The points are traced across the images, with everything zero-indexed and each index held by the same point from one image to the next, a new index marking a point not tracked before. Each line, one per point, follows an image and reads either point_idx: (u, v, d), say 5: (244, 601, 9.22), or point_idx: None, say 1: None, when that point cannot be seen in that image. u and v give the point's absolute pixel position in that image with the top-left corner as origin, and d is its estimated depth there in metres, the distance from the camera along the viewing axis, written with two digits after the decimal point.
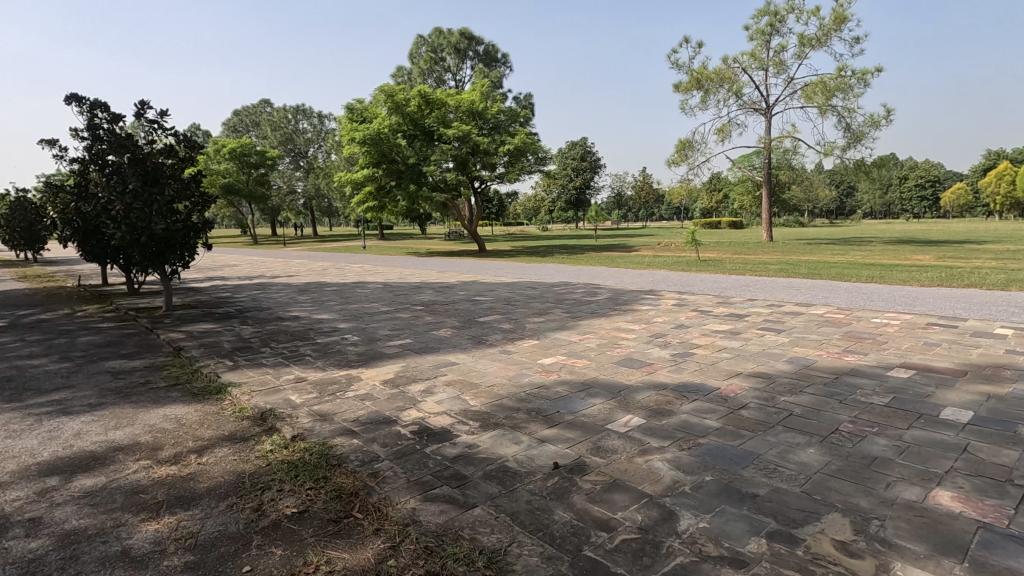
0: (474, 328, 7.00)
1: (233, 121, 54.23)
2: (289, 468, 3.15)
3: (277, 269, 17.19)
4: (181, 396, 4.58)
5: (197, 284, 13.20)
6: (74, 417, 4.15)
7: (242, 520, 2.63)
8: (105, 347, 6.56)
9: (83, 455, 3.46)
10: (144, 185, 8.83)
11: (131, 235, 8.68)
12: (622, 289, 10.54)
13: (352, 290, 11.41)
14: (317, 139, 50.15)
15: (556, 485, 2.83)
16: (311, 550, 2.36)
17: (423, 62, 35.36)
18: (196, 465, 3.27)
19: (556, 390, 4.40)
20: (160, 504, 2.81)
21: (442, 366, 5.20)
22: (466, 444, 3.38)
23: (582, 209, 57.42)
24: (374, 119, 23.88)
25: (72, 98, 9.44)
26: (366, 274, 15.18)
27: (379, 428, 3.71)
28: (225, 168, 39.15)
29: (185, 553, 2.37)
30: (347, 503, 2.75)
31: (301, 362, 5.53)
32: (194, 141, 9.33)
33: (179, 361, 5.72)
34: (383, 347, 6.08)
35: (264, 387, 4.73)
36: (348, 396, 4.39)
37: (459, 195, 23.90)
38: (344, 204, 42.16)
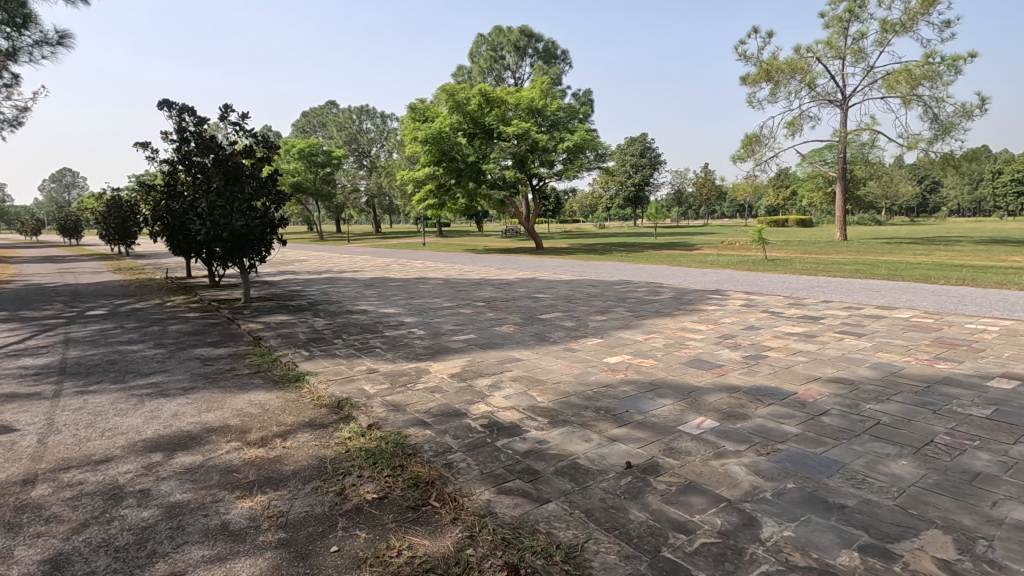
0: (537, 325, 7.04)
1: (302, 122, 56.86)
2: (367, 455, 3.28)
3: (342, 265, 17.89)
4: (264, 383, 4.86)
5: (271, 278, 13.94)
6: (170, 399, 4.49)
7: (327, 502, 2.77)
8: (193, 335, 7.05)
9: (180, 434, 3.74)
10: (226, 184, 9.40)
11: (214, 231, 9.23)
12: (686, 289, 10.27)
13: (414, 286, 11.71)
14: (379, 139, 51.76)
15: (629, 485, 2.81)
16: (393, 535, 2.45)
17: (483, 61, 35.69)
18: (281, 448, 3.46)
19: (624, 390, 4.35)
20: (251, 483, 3.00)
21: (507, 362, 5.25)
22: (536, 440, 3.41)
23: (640, 207, 56.36)
24: (436, 118, 24.38)
25: (163, 103, 10.22)
26: (428, 270, 15.51)
27: (450, 420, 3.81)
28: (295, 168, 41.14)
29: (278, 531, 2.52)
30: (423, 492, 2.84)
31: (372, 354, 5.74)
32: (271, 141, 9.82)
33: (260, 350, 6.07)
34: (449, 342, 6.22)
35: (339, 377, 4.94)
36: (418, 389, 4.51)
37: (517, 192, 24.02)
38: (404, 201, 43.25)
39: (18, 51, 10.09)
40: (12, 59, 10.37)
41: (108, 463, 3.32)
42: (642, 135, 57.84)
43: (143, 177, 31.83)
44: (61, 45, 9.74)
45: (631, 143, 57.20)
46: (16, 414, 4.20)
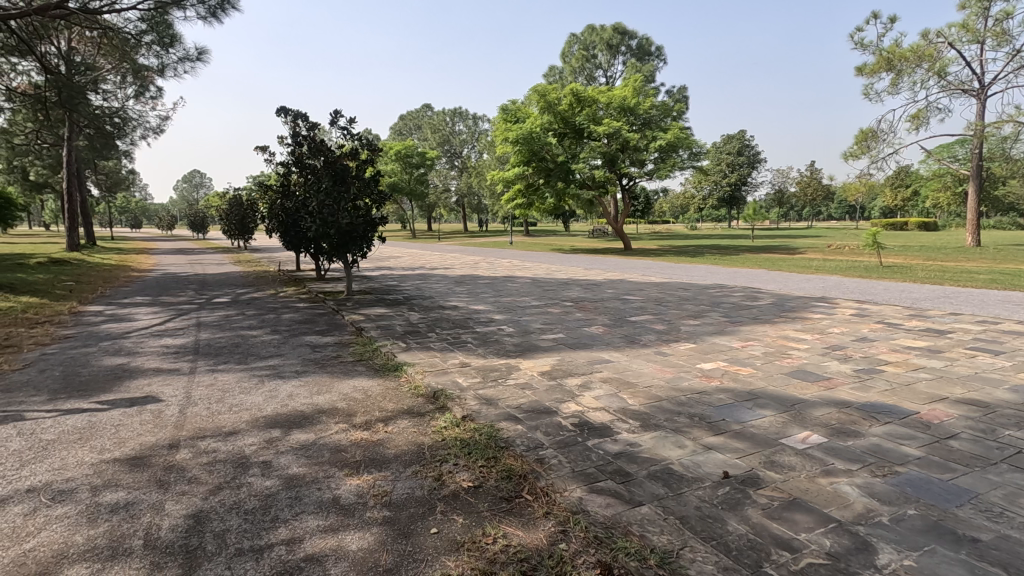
0: (627, 327, 6.93)
1: (400, 125, 59.74)
2: (462, 445, 3.42)
3: (434, 262, 18.54)
4: (366, 371, 5.20)
5: (369, 273, 14.79)
6: (286, 381, 4.93)
7: (426, 487, 2.93)
8: (303, 324, 7.67)
9: (296, 413, 4.10)
10: (335, 185, 10.12)
11: (322, 228, 9.94)
12: (787, 295, 9.67)
13: (502, 284, 11.93)
14: (471, 140, 53.37)
15: (727, 495, 2.72)
16: (488, 523, 2.55)
17: (575, 61, 35.61)
18: (383, 433, 3.69)
19: (720, 398, 4.18)
20: (358, 463, 3.24)
21: (596, 363, 5.23)
22: (628, 442, 3.38)
23: (736, 207, 53.57)
24: (527, 118, 24.66)
25: (281, 110, 11.17)
26: (516, 269, 15.71)
27: (541, 417, 3.87)
28: (391, 169, 43.22)
29: (383, 509, 2.70)
30: (517, 484, 2.91)
31: (463, 348, 5.95)
32: (374, 143, 10.42)
33: (362, 340, 6.49)
34: (538, 340, 6.30)
35: (434, 369, 5.18)
36: (509, 384, 4.64)
37: (607, 192, 23.70)
38: (493, 201, 44.14)
39: (165, 67, 11.45)
40: (160, 74, 11.78)
41: (235, 435, 3.71)
42: (741, 133, 55.02)
43: (260, 177, 34.95)
44: (199, 60, 10.87)
45: (728, 141, 54.61)
46: (161, 386, 4.81)
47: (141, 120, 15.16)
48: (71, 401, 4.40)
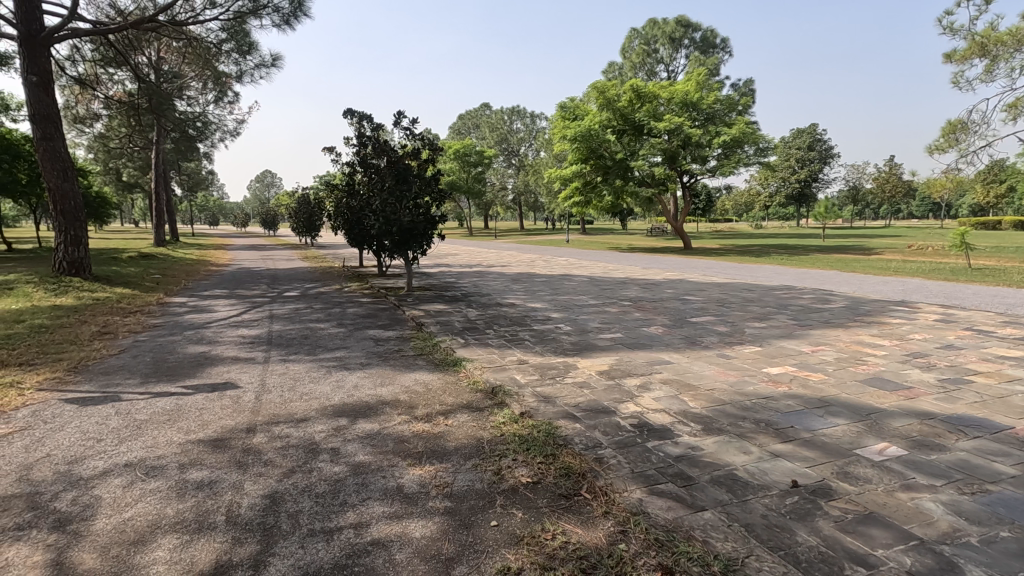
0: (688, 328, 6.76)
1: (459, 124, 60.71)
2: (521, 440, 3.46)
3: (491, 260, 18.71)
4: (426, 365, 5.34)
5: (428, 269, 15.13)
6: (351, 372, 5.14)
7: (485, 480, 2.98)
8: (367, 318, 7.95)
9: (361, 403, 4.27)
10: (397, 184, 10.43)
11: (385, 226, 10.25)
12: (863, 298, 9.11)
13: (559, 282, 11.93)
14: (528, 138, 53.55)
15: (796, 505, 2.61)
16: (547, 519, 2.57)
17: (636, 56, 35.00)
18: (444, 425, 3.79)
19: (788, 404, 4.02)
20: (420, 453, 3.34)
21: (656, 364, 5.14)
22: (689, 445, 3.31)
23: (806, 205, 50.93)
24: (585, 116, 24.46)
25: (347, 112, 11.64)
26: (573, 268, 15.60)
27: (599, 416, 3.85)
28: (450, 168, 43.99)
29: (444, 499, 2.78)
30: (575, 481, 2.92)
31: (521, 346, 6.00)
32: (435, 142, 10.66)
33: (422, 334, 6.67)
34: (595, 339, 6.25)
35: (492, 365, 5.25)
36: (567, 382, 4.64)
37: (666, 189, 23.11)
38: (550, 198, 44.07)
39: (243, 73, 12.11)
40: (238, 80, 12.48)
41: (306, 422, 3.91)
42: (812, 127, 52.34)
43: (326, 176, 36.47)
44: (274, 67, 11.47)
45: (798, 136, 52.18)
46: (238, 374, 5.13)
47: (220, 124, 16.16)
48: (160, 385, 4.77)
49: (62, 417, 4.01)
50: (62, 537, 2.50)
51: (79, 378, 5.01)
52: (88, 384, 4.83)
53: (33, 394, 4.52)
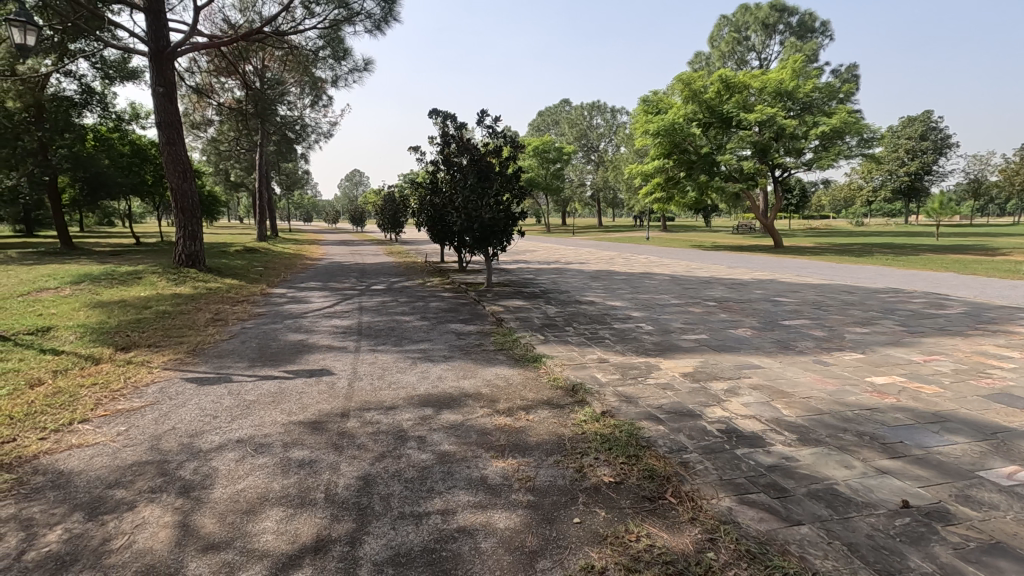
0: (780, 331, 6.40)
1: (538, 121, 60.91)
2: (602, 440, 3.43)
3: (569, 256, 18.62)
4: (507, 360, 5.42)
5: (507, 266, 15.32)
6: (435, 364, 5.33)
7: (567, 477, 2.99)
8: (449, 312, 8.19)
9: (445, 394, 4.42)
10: (479, 182, 10.64)
11: (467, 222, 10.50)
12: (986, 304, 8.18)
13: (639, 280, 11.65)
14: (609, 134, 52.83)
15: (906, 528, 2.40)
16: (631, 521, 2.53)
17: (725, 45, 33.43)
18: (525, 421, 3.83)
19: (896, 417, 3.70)
20: (503, 447, 3.40)
21: (745, 368, 4.91)
22: (783, 455, 3.14)
23: (917, 199, 46.40)
24: (669, 109, 23.71)
25: (433, 112, 12.04)
26: (653, 265, 15.19)
27: (684, 419, 3.74)
28: (529, 164, 44.23)
29: (527, 493, 2.82)
30: (660, 485, 2.86)
31: (601, 344, 5.94)
32: (516, 139, 10.76)
33: (502, 330, 6.77)
34: (678, 340, 6.07)
35: (572, 363, 5.24)
36: (650, 383, 4.54)
37: (756, 185, 21.81)
38: (630, 194, 43.15)
39: (337, 78, 12.84)
40: (333, 85, 13.24)
41: (395, 410, 4.10)
42: (926, 115, 47.61)
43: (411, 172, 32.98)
44: (366, 70, 12.06)
45: (909, 125, 47.69)
46: (332, 361, 5.47)
47: (316, 126, 17.24)
48: (265, 369, 5.19)
49: (183, 394, 4.47)
50: (187, 503, 2.79)
51: (197, 359, 5.56)
52: (205, 365, 5.34)
53: (160, 373, 5.07)
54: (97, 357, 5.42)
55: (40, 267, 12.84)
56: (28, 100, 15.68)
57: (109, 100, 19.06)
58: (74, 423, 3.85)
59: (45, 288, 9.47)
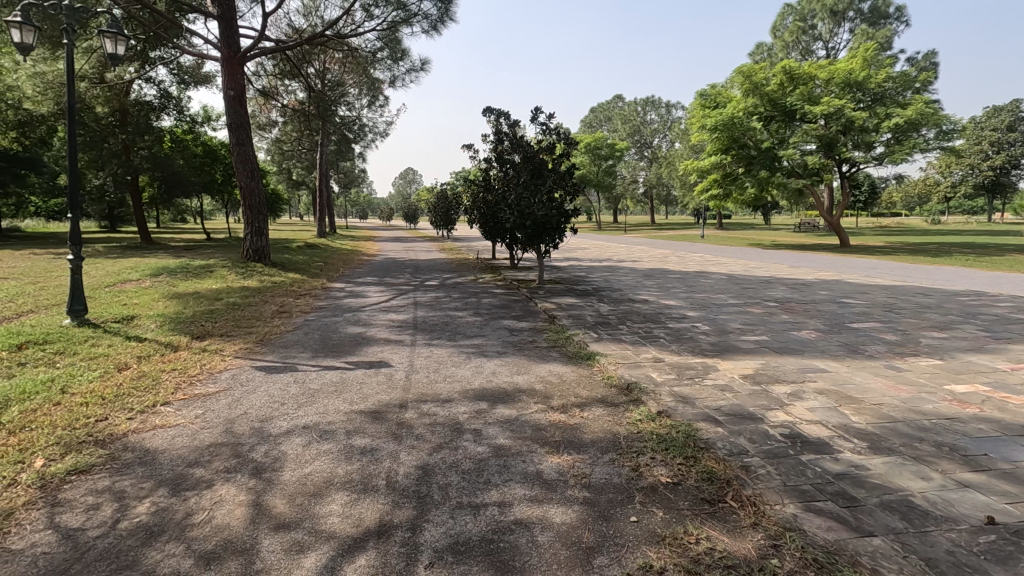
0: (847, 334, 6.10)
1: (590, 118, 60.39)
2: (659, 440, 3.39)
3: (622, 254, 18.38)
4: (560, 357, 5.43)
5: (558, 263, 15.29)
6: (489, 359, 5.40)
7: (624, 475, 2.97)
8: (501, 308, 8.27)
9: (499, 389, 4.48)
10: (532, 179, 10.68)
11: (520, 219, 10.55)
12: None
13: (695, 279, 11.35)
14: (663, 129, 51.84)
15: (992, 545, 2.25)
16: (690, 522, 2.50)
17: (788, 35, 32.05)
18: (580, 418, 3.84)
19: (979, 428, 3.46)
20: (558, 443, 3.41)
21: (809, 371, 4.71)
22: (852, 463, 3.00)
23: (1001, 195, 42.97)
24: (728, 102, 22.98)
25: (486, 111, 12.16)
26: (710, 264, 14.77)
27: (745, 422, 3.63)
28: (581, 161, 43.92)
29: (583, 490, 2.82)
30: (719, 488, 2.79)
31: (656, 343, 5.85)
32: (570, 136, 10.71)
33: (555, 327, 6.77)
34: (737, 341, 5.88)
35: (627, 361, 5.19)
36: (708, 384, 4.43)
37: (821, 180, 20.86)
38: (684, 191, 42.12)
39: (395, 78, 13.14)
40: (391, 85, 13.56)
41: (451, 403, 4.18)
42: (1014, 104, 44.00)
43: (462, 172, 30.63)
44: (422, 71, 12.30)
45: (994, 115, 44.26)
46: (390, 354, 5.64)
47: (373, 126, 17.72)
48: (327, 360, 5.42)
49: (253, 382, 4.72)
50: (260, 483, 2.96)
51: (265, 349, 5.86)
52: (272, 355, 5.62)
53: (231, 361, 5.37)
54: (175, 345, 5.80)
55: (123, 260, 13.86)
56: (115, 105, 16.87)
57: (184, 103, 20.19)
58: (157, 406, 4.14)
59: (128, 280, 10.20)
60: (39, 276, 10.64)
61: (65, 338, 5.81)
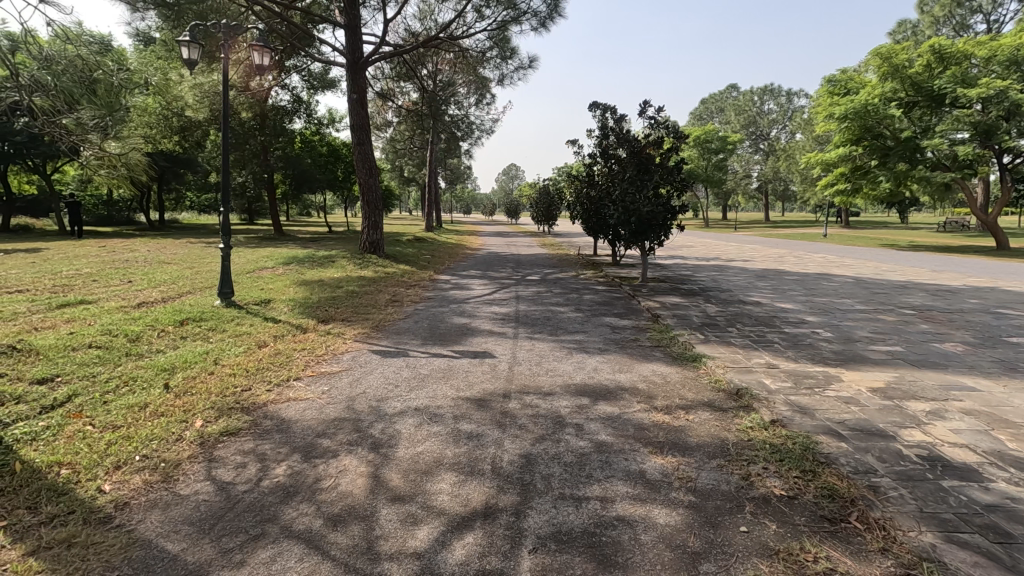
0: (1002, 349, 5.33)
1: (701, 110, 57.71)
2: (773, 450, 3.21)
3: (732, 253, 17.36)
4: (664, 357, 5.29)
5: (663, 261, 14.80)
6: (591, 356, 5.39)
7: (733, 483, 2.85)
8: (603, 305, 8.20)
9: (601, 386, 4.47)
10: (638, 174, 10.47)
11: (624, 215, 10.39)
12: None
13: (815, 282, 10.49)
14: (781, 120, 48.33)
15: None
16: (807, 539, 2.35)
17: (938, 9, 28.42)
18: (685, 420, 3.73)
19: None
20: (661, 443, 3.35)
21: (953, 389, 4.20)
22: (1006, 495, 2.65)
23: None
24: (862, 89, 20.88)
25: (592, 105, 12.07)
26: (833, 266, 13.54)
27: (873, 439, 3.33)
28: (689, 155, 42.15)
29: (689, 493, 2.75)
30: (842, 507, 2.59)
31: (770, 348, 5.51)
32: (680, 129, 10.31)
33: (659, 326, 6.60)
34: (865, 350, 5.37)
35: (737, 366, 4.94)
36: (829, 395, 4.11)
37: (974, 174, 18.31)
38: (804, 186, 38.87)
39: (504, 77, 13.38)
40: (499, 84, 13.83)
41: (552, 396, 4.25)
42: None
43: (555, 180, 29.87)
44: (529, 68, 12.46)
45: None
46: (494, 345, 5.82)
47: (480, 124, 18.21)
48: (437, 347, 5.71)
49: (370, 364, 5.11)
50: (377, 458, 3.21)
51: (380, 334, 6.31)
52: (386, 340, 6.04)
53: (351, 344, 5.84)
54: (304, 327, 6.42)
55: (261, 250, 15.51)
56: (257, 110, 18.85)
57: (313, 107, 22.07)
58: (290, 380, 4.63)
59: (265, 268, 11.40)
60: (194, 261, 12.20)
61: (217, 317, 6.66)
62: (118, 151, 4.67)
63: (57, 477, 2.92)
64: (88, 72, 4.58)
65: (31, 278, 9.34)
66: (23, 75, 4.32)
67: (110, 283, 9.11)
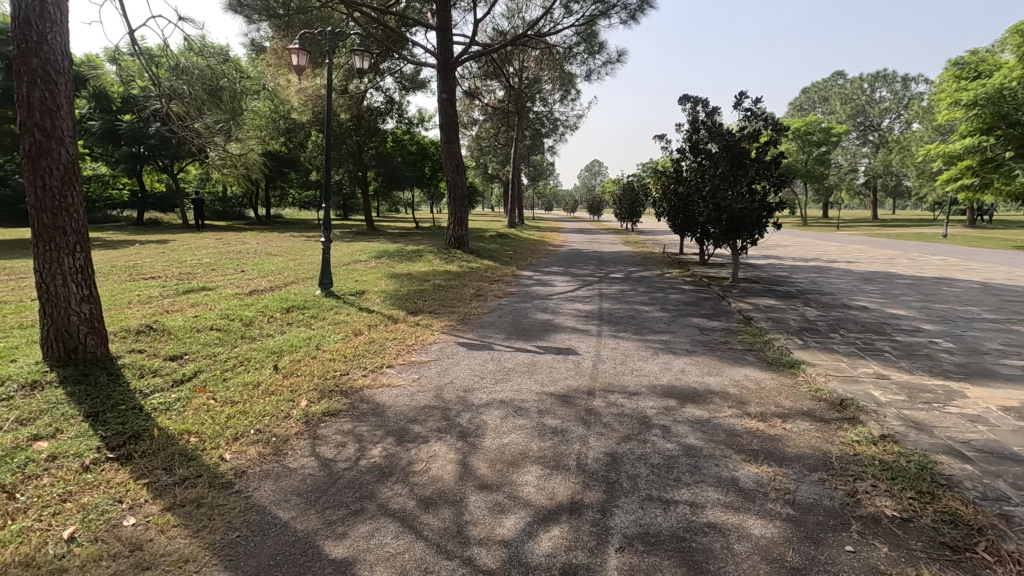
0: None
1: (801, 100, 54.02)
2: (883, 467, 2.96)
3: (834, 255, 16.09)
4: (758, 362, 5.03)
5: (755, 261, 14.02)
6: (678, 357, 5.23)
7: (837, 499, 2.67)
8: (691, 305, 7.92)
9: (689, 388, 4.32)
10: (732, 169, 9.99)
11: (715, 212, 9.98)
12: None
13: (932, 287, 9.50)
14: (895, 109, 44.23)
15: None
16: (923, 566, 2.16)
17: None
18: (781, 429, 3.53)
19: None
20: (755, 452, 3.20)
21: None
22: None
23: None
24: (995, 71, 18.56)
25: (682, 99, 11.67)
26: (955, 270, 12.18)
27: (1005, 464, 2.98)
28: (787, 148, 39.64)
29: (786, 506, 2.61)
30: (967, 535, 2.35)
31: (879, 357, 5.07)
32: (779, 121, 9.70)
33: (752, 329, 6.28)
34: (994, 364, 4.80)
35: (841, 374, 4.60)
36: (950, 412, 3.72)
37: None
38: (921, 181, 35.30)
39: (591, 72, 13.25)
40: (585, 80, 13.71)
41: (637, 396, 4.17)
42: None
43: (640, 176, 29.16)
44: (617, 62, 12.27)
45: None
46: (578, 342, 5.81)
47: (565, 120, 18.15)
48: (521, 342, 5.79)
49: (457, 356, 5.27)
50: (465, 446, 3.31)
51: (465, 327, 6.49)
52: (472, 333, 6.21)
53: (439, 335, 6.06)
54: (395, 317, 6.75)
55: (354, 244, 16.44)
56: (354, 112, 19.97)
57: (404, 108, 23.03)
58: (384, 367, 4.89)
59: (359, 261, 12.07)
60: (297, 254, 13.14)
61: (318, 305, 7.15)
62: (239, 152, 4.99)
63: (188, 443, 3.28)
64: (215, 81, 5.13)
65: (162, 266, 10.50)
66: (164, 84, 4.95)
67: (227, 272, 10.04)
